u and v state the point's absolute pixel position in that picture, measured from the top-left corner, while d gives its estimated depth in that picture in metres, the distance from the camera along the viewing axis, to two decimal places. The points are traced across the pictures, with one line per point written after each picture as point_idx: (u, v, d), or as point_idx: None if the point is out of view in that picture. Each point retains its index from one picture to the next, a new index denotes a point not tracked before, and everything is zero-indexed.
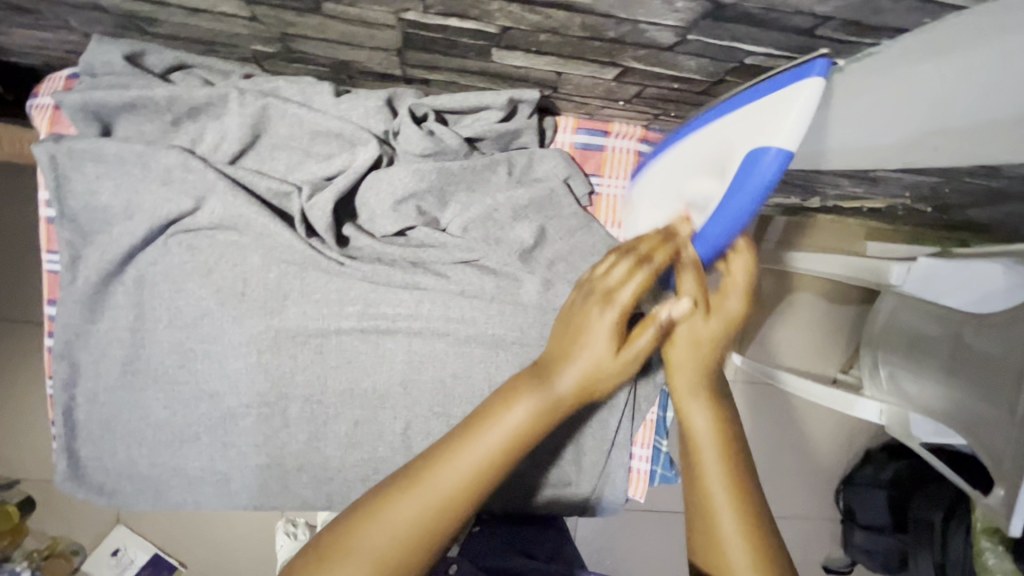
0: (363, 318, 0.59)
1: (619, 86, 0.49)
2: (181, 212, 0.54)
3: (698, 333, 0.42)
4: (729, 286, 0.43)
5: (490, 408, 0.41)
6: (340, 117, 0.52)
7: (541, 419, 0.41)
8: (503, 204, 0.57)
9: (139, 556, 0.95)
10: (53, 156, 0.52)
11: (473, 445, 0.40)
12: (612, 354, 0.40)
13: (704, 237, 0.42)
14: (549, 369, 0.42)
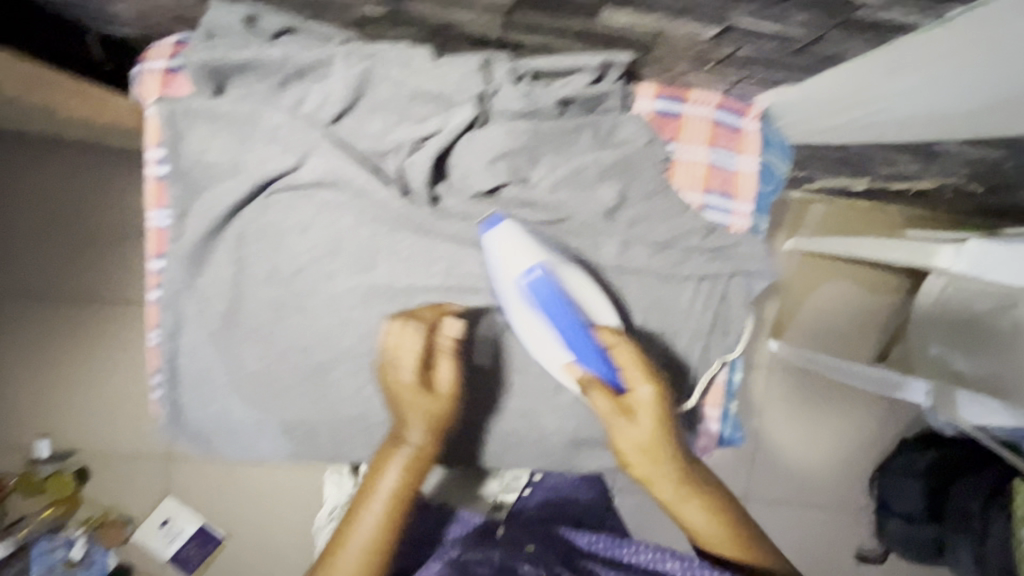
0: (449, 276, 0.62)
1: (714, 46, 0.51)
2: (284, 169, 0.57)
3: (638, 431, 0.54)
4: (633, 380, 0.54)
5: (370, 477, 0.55)
6: (440, 78, 0.55)
7: (409, 468, 0.54)
8: (589, 166, 0.59)
9: (186, 529, 1.16)
10: (172, 114, 0.55)
11: (371, 506, 0.53)
12: (429, 396, 0.54)
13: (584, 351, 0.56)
14: (399, 430, 0.54)
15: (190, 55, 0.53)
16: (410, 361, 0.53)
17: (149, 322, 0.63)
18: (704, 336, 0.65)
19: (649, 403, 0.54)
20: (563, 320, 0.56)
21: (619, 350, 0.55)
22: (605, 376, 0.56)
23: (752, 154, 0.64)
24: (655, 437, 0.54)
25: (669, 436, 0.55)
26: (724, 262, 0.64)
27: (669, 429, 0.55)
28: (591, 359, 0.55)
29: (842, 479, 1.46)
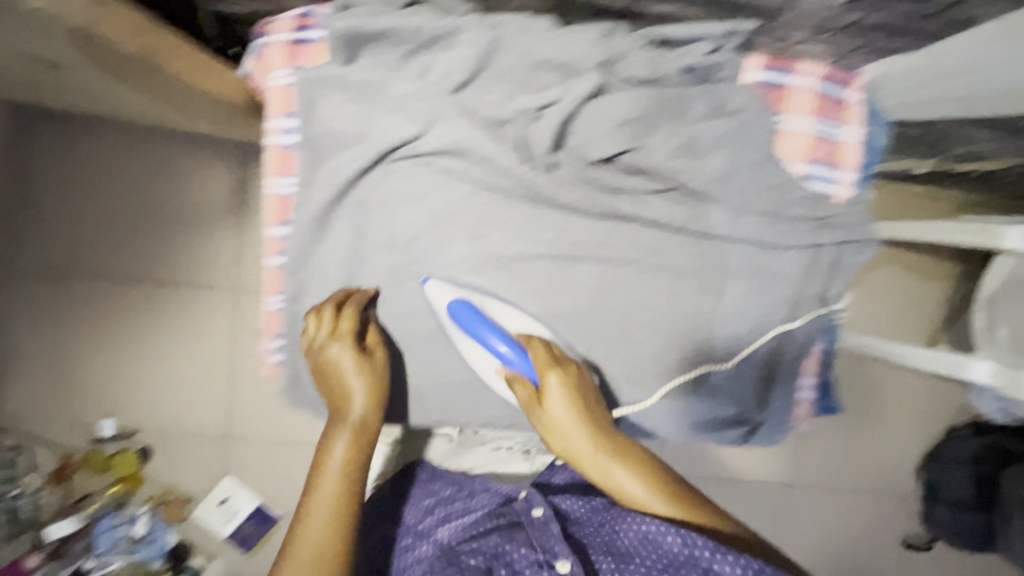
0: (559, 244, 0.64)
1: (842, 12, 0.52)
2: (407, 137, 0.59)
3: (558, 410, 0.59)
4: (546, 371, 0.60)
5: (320, 457, 0.59)
6: (565, 48, 0.56)
7: (356, 439, 0.60)
8: (704, 134, 0.60)
9: (243, 507, 1.27)
10: (308, 82, 0.57)
11: (324, 482, 0.57)
12: (361, 368, 0.61)
13: (503, 358, 0.61)
14: (342, 408, 0.61)
15: (330, 24, 0.55)
16: (345, 335, 0.60)
17: (270, 288, 0.66)
18: (798, 304, 0.68)
19: (562, 385, 0.59)
20: (491, 332, 0.61)
21: (534, 343, 0.62)
22: (524, 373, 0.61)
23: (855, 125, 0.65)
24: (572, 414, 0.59)
25: (591, 414, 0.60)
26: (828, 232, 0.65)
27: (588, 405, 0.60)
28: (516, 358, 0.61)
29: (891, 466, 1.45)
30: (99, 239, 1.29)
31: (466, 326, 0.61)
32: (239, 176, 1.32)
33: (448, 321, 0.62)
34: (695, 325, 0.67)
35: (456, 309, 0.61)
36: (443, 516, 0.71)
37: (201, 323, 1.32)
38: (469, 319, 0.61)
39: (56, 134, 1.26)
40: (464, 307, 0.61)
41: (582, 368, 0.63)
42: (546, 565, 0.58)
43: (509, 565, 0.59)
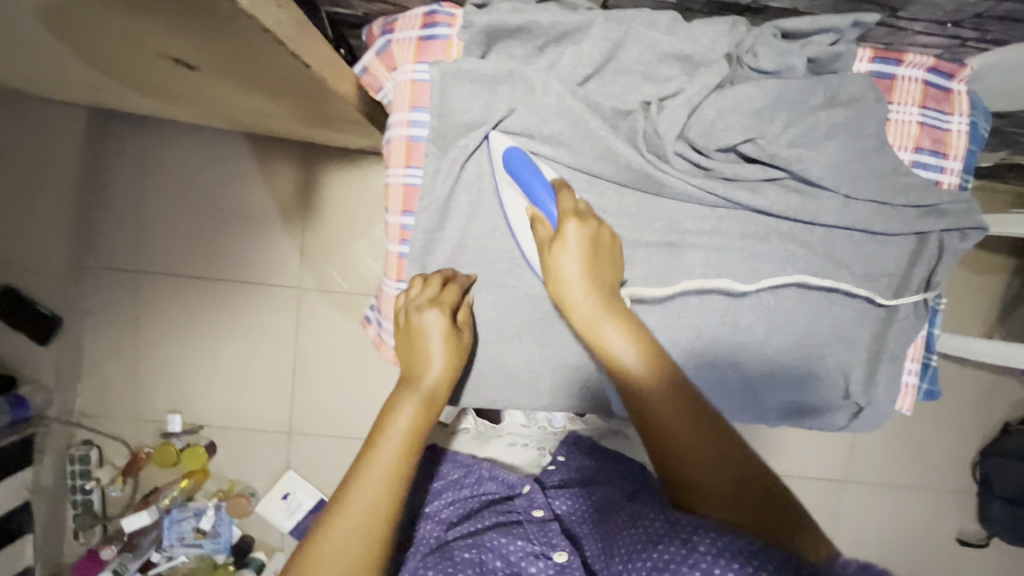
0: (671, 232, 0.66)
1: (972, 3, 0.56)
2: (531, 129, 0.63)
3: (570, 258, 0.58)
4: (585, 225, 0.59)
5: (384, 418, 0.57)
6: (693, 41, 0.59)
7: (423, 407, 0.58)
8: (821, 122, 0.61)
9: (304, 500, 1.36)
10: (443, 75, 0.61)
11: (384, 445, 0.55)
12: (446, 337, 0.61)
13: (539, 201, 0.61)
14: (416, 376, 0.60)
15: (472, 19, 0.58)
16: (442, 303, 0.62)
17: (393, 273, 0.70)
18: (903, 292, 0.69)
19: (580, 234, 0.59)
20: (535, 181, 0.61)
21: (565, 191, 0.61)
22: (548, 213, 0.61)
23: (961, 114, 0.66)
24: (585, 267, 0.59)
25: (604, 267, 0.60)
26: (935, 219, 0.66)
27: (601, 261, 0.60)
28: (545, 202, 0.60)
29: (958, 470, 1.39)
30: (169, 240, 1.33)
31: (515, 173, 0.61)
32: (300, 177, 1.31)
33: (497, 165, 0.63)
34: (801, 312, 0.68)
35: (512, 152, 0.61)
36: (452, 502, 0.71)
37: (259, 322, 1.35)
38: (524, 166, 0.61)
39: (134, 137, 1.30)
40: (519, 155, 0.61)
41: (612, 233, 0.62)
42: (542, 556, 0.58)
43: (503, 556, 0.58)
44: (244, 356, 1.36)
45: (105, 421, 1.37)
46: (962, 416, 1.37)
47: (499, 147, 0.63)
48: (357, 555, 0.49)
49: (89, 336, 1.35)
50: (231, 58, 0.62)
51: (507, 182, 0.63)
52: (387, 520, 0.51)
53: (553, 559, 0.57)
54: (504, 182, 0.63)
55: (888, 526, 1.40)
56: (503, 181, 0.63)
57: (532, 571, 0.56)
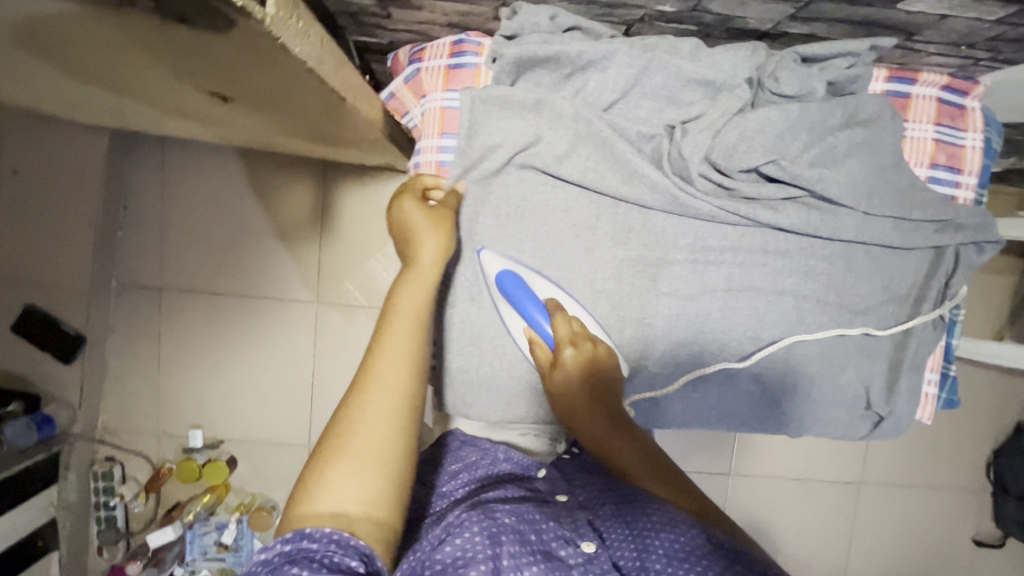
0: (694, 250, 0.68)
1: (986, 27, 0.58)
2: (556, 153, 0.65)
3: (568, 382, 0.61)
4: (579, 347, 0.60)
5: (389, 301, 0.55)
6: (715, 67, 0.61)
7: (425, 282, 0.57)
8: (841, 142, 0.63)
9: None
10: (473, 100, 0.64)
11: (394, 323, 0.53)
12: (429, 215, 0.61)
13: (534, 326, 0.62)
14: (413, 256, 0.59)
15: (504, 51, 0.61)
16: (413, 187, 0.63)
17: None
18: (923, 304, 0.70)
19: (577, 358, 0.60)
20: (529, 307, 0.62)
21: (560, 314, 0.61)
22: (544, 335, 0.62)
23: (976, 130, 0.68)
24: (585, 384, 0.61)
25: (601, 386, 0.62)
26: (952, 233, 0.68)
27: (597, 381, 0.61)
28: (540, 322, 0.62)
29: (972, 471, 1.39)
30: (188, 258, 1.35)
31: (507, 293, 0.63)
32: (317, 194, 1.33)
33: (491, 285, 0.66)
34: (823, 324, 0.69)
35: (502, 278, 0.63)
36: (470, 482, 0.64)
37: (277, 335, 1.37)
38: (516, 290, 0.62)
39: (155, 158, 1.33)
40: (511, 279, 0.63)
41: (607, 347, 0.63)
42: (572, 542, 0.54)
43: (536, 532, 0.53)
44: (262, 366, 1.38)
45: (127, 437, 1.40)
46: (977, 419, 1.38)
47: (492, 269, 0.65)
48: (385, 435, 0.47)
49: (113, 354, 1.37)
50: (271, 96, 0.64)
51: (502, 304, 0.65)
52: (412, 392, 0.50)
53: (582, 548, 0.53)
54: (499, 302, 0.66)
55: (904, 528, 1.41)
56: (499, 301, 0.66)
57: (563, 555, 0.52)
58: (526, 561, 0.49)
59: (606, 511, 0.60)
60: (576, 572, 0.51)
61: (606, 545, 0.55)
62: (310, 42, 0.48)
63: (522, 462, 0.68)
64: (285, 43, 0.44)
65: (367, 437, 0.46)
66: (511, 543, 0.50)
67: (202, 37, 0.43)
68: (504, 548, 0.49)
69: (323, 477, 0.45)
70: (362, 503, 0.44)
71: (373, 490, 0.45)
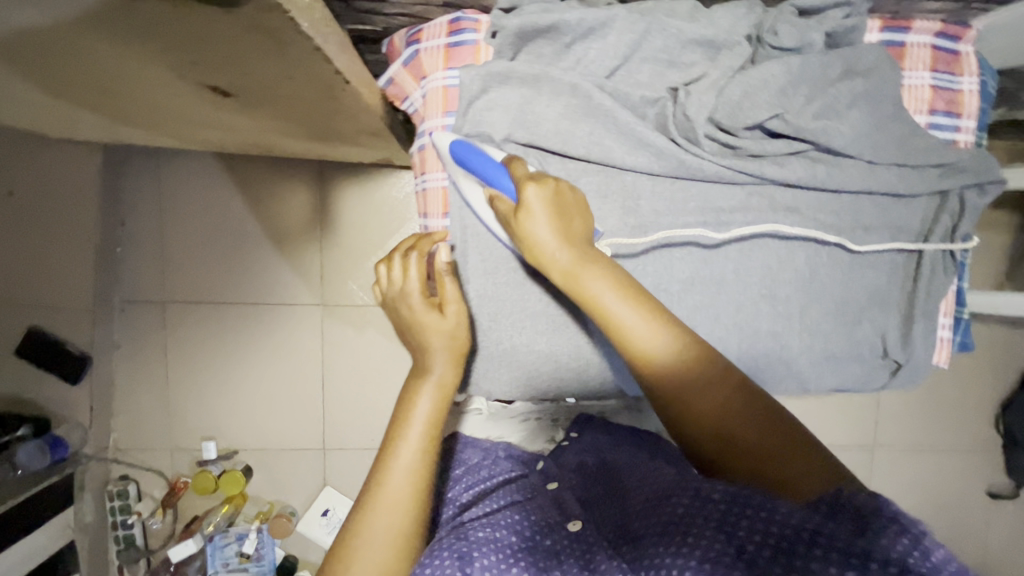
0: (705, 212, 0.68)
1: None
2: (558, 128, 0.64)
3: (539, 222, 0.55)
4: (537, 184, 0.57)
5: (402, 410, 0.59)
6: (713, 26, 0.62)
7: (437, 394, 0.60)
8: (842, 94, 0.63)
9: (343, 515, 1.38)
10: (473, 77, 0.63)
11: (404, 441, 0.57)
12: (439, 315, 0.61)
13: (491, 177, 0.59)
14: (425, 362, 0.61)
15: (505, 23, 0.61)
16: (414, 289, 0.62)
17: None
18: (932, 250, 0.71)
19: (541, 195, 0.56)
20: (478, 160, 0.60)
21: (516, 161, 0.59)
22: (505, 187, 0.58)
23: (971, 75, 0.69)
24: (555, 227, 0.55)
25: (577, 227, 0.57)
26: (955, 177, 0.69)
27: (571, 219, 0.57)
28: (497, 172, 0.59)
29: (983, 425, 1.41)
30: (189, 270, 1.34)
31: (459, 159, 0.62)
32: (314, 196, 1.33)
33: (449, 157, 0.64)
34: (834, 278, 0.70)
35: (455, 146, 0.61)
36: (472, 485, 0.69)
37: (283, 340, 1.36)
38: (468, 151, 0.61)
39: (148, 171, 1.31)
40: (462, 145, 0.61)
41: (571, 188, 0.59)
42: (558, 527, 0.57)
43: (516, 531, 0.56)
44: (270, 374, 1.37)
45: (140, 454, 1.38)
46: (986, 373, 1.40)
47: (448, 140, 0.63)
48: (391, 546, 0.53)
49: (120, 372, 1.36)
50: (271, 90, 0.65)
51: (461, 170, 0.63)
52: (418, 502, 0.56)
53: (569, 530, 0.56)
54: (459, 174, 0.64)
55: (919, 485, 1.42)
56: (458, 173, 0.64)
57: (549, 543, 0.54)
58: (503, 567, 0.50)
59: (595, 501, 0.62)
60: (563, 556, 0.53)
61: (593, 522, 0.57)
62: (316, 21, 0.48)
63: (522, 457, 0.75)
64: (293, 18, 0.44)
65: (370, 553, 0.53)
66: (486, 554, 0.51)
67: (210, 19, 0.43)
68: (477, 562, 0.51)
69: None
70: None
71: None
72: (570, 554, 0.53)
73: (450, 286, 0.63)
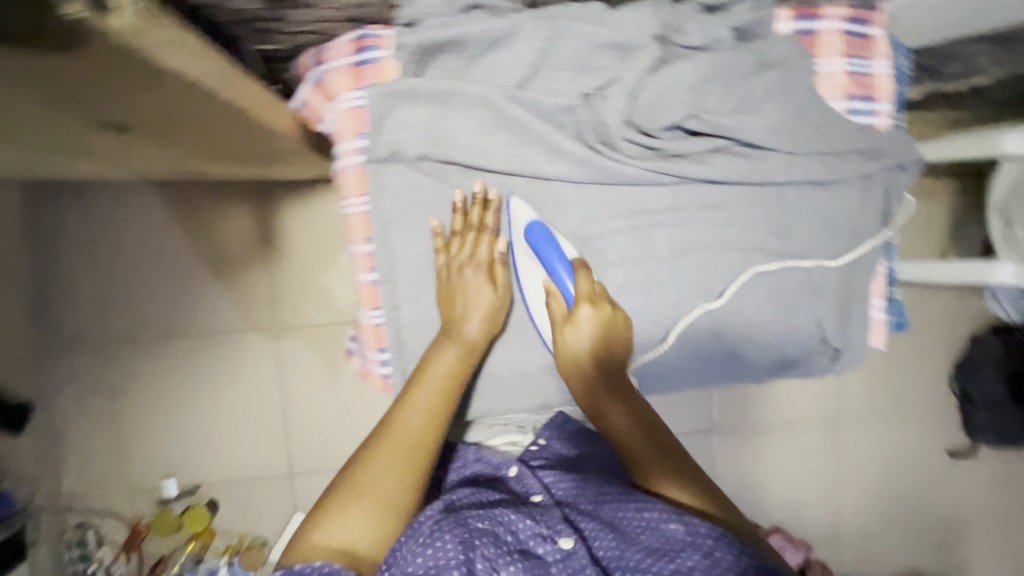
0: (633, 214, 0.67)
1: None
2: (475, 143, 0.63)
3: (581, 337, 0.63)
4: (596, 308, 0.63)
5: (426, 360, 0.63)
6: (621, 28, 0.60)
7: (462, 353, 0.64)
8: (756, 88, 0.64)
9: None
10: (379, 96, 0.61)
11: (425, 384, 0.61)
12: (492, 295, 0.66)
13: (555, 278, 0.64)
14: (459, 328, 0.64)
15: (404, 40, 0.59)
16: (477, 262, 0.65)
17: (369, 303, 0.69)
18: (860, 236, 0.71)
19: (594, 316, 0.62)
20: (551, 249, 0.64)
21: (585, 270, 0.64)
22: (565, 290, 0.64)
23: (883, 58, 0.69)
24: (594, 345, 0.63)
25: (612, 350, 0.65)
26: (874, 162, 0.69)
27: (610, 344, 0.64)
28: (563, 274, 0.64)
29: (938, 387, 1.46)
30: (131, 305, 1.29)
31: (532, 241, 0.65)
32: (256, 217, 1.28)
33: (517, 220, 0.66)
34: (768, 270, 0.70)
35: (532, 226, 0.64)
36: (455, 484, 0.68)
37: (238, 367, 1.32)
38: (545, 240, 0.64)
39: (76, 204, 1.25)
40: (537, 231, 0.64)
41: (623, 316, 0.66)
42: (550, 537, 0.54)
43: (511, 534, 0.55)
44: (229, 403, 1.33)
45: (96, 499, 1.32)
46: (935, 338, 1.44)
47: (524, 212, 0.65)
48: (403, 475, 0.56)
49: (65, 417, 1.30)
50: (169, 120, 0.60)
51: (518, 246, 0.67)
52: (433, 438, 0.59)
53: (561, 543, 0.53)
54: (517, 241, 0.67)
55: (884, 452, 1.46)
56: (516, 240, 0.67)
57: (542, 552, 0.54)
58: (502, 563, 0.51)
59: (588, 503, 0.59)
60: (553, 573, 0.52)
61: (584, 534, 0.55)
62: (188, 52, 0.44)
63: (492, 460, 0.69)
64: (153, 53, 0.40)
65: (384, 479, 0.55)
66: (486, 546, 0.52)
67: (56, 66, 0.39)
68: (479, 552, 0.51)
69: (343, 509, 0.53)
70: (366, 537, 0.52)
71: (379, 528, 0.53)
72: (561, 571, 0.52)
73: (498, 273, 0.68)
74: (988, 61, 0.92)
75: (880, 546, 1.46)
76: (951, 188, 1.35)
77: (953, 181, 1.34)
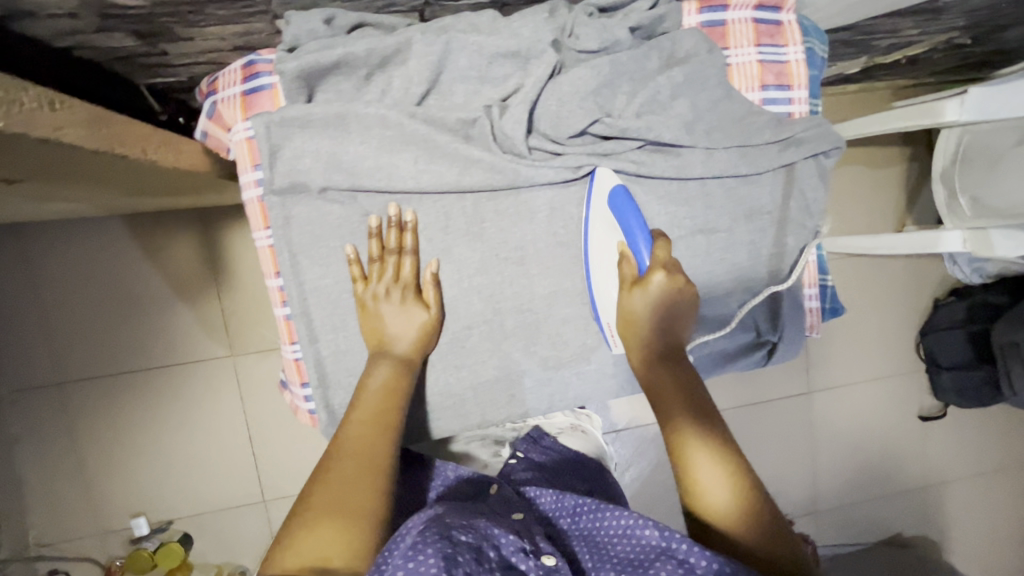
0: (553, 223, 0.66)
1: None
2: (377, 165, 0.60)
3: (644, 305, 0.59)
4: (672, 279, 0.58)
5: (363, 380, 0.61)
6: (514, 35, 0.59)
7: (397, 366, 0.62)
8: (663, 86, 0.63)
9: None
10: (268, 127, 0.58)
11: (363, 400, 0.59)
12: (423, 310, 0.63)
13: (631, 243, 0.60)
14: (388, 346, 0.62)
15: (284, 66, 0.56)
16: (404, 284, 0.63)
17: (288, 337, 0.68)
18: (785, 225, 0.70)
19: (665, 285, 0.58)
20: (635, 221, 0.60)
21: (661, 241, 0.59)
22: (639, 258, 0.60)
23: (796, 43, 0.68)
24: (656, 316, 0.59)
25: (679, 324, 0.60)
26: (795, 149, 0.67)
27: (678, 319, 0.60)
28: (638, 241, 0.60)
29: (905, 354, 1.47)
30: (81, 346, 1.25)
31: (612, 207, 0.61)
32: (201, 244, 1.25)
33: (602, 188, 0.63)
34: (697, 268, 0.69)
35: (616, 193, 0.61)
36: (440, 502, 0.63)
37: (197, 398, 1.29)
38: (627, 208, 0.60)
39: (9, 247, 1.20)
40: (622, 198, 0.60)
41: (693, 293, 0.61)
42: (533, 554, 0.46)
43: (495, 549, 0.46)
44: (193, 435, 1.30)
45: (66, 545, 1.28)
46: (898, 306, 1.45)
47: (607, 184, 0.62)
48: (364, 486, 0.51)
49: (24, 466, 1.26)
50: (51, 171, 0.57)
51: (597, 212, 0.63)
52: (386, 447, 0.55)
53: (543, 560, 0.46)
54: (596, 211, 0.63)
55: (857, 424, 1.47)
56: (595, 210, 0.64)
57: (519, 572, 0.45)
58: None
59: (567, 518, 0.54)
60: None
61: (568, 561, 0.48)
62: (29, 109, 0.41)
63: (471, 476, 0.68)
64: None
65: (347, 492, 0.50)
66: (468, 561, 0.43)
67: None
68: (461, 568, 0.42)
69: (303, 533, 0.47)
70: (343, 553, 0.46)
71: (353, 541, 0.47)
72: None
73: (429, 294, 0.64)
74: (917, 30, 0.92)
75: (862, 514, 1.48)
76: (903, 156, 1.35)
77: (904, 149, 1.34)
